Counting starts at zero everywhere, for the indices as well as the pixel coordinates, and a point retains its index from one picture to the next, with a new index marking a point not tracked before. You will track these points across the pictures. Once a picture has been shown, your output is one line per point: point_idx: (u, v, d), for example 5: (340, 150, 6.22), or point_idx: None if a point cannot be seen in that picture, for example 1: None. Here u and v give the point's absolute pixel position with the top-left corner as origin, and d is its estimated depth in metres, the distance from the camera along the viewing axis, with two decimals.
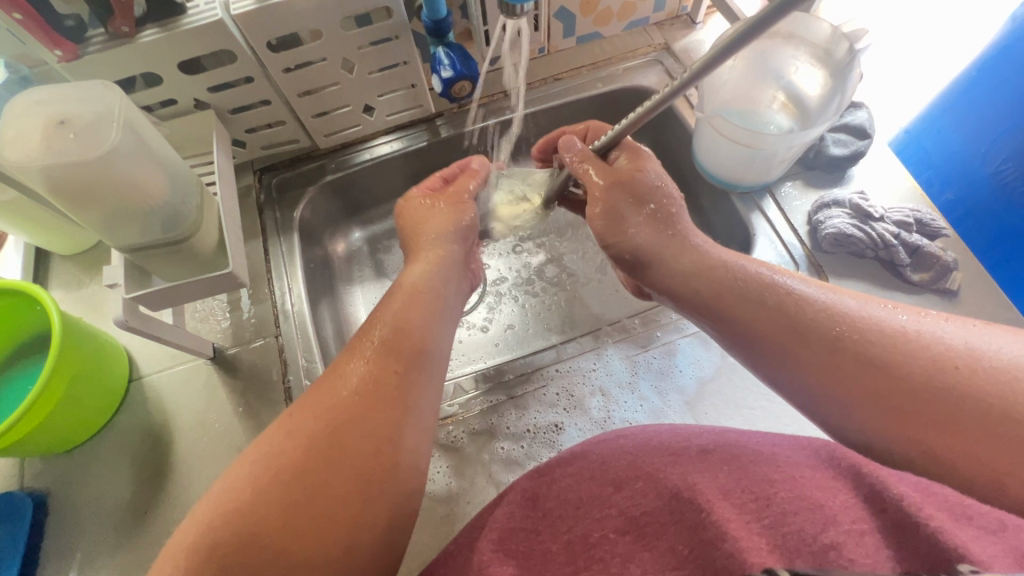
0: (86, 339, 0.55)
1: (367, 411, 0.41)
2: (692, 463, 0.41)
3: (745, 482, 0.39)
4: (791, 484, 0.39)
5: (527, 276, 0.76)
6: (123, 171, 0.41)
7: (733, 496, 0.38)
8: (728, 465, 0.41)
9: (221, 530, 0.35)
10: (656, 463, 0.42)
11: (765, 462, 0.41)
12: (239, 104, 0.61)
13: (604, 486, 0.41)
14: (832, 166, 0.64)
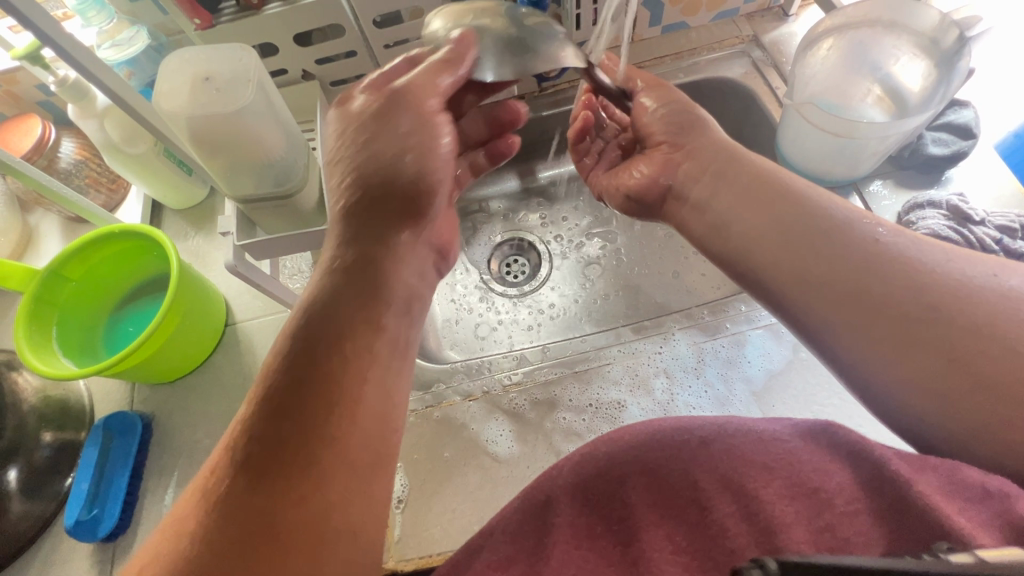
0: (196, 283, 0.62)
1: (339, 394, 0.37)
2: (692, 457, 0.40)
3: (741, 469, 0.39)
4: (789, 471, 0.38)
5: (591, 260, 0.79)
6: (253, 127, 0.45)
7: (732, 483, 0.38)
8: (725, 453, 0.40)
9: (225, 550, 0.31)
10: (659, 458, 0.40)
11: (757, 443, 0.40)
12: (340, 76, 0.65)
13: (636, 466, 0.40)
14: (929, 166, 0.62)
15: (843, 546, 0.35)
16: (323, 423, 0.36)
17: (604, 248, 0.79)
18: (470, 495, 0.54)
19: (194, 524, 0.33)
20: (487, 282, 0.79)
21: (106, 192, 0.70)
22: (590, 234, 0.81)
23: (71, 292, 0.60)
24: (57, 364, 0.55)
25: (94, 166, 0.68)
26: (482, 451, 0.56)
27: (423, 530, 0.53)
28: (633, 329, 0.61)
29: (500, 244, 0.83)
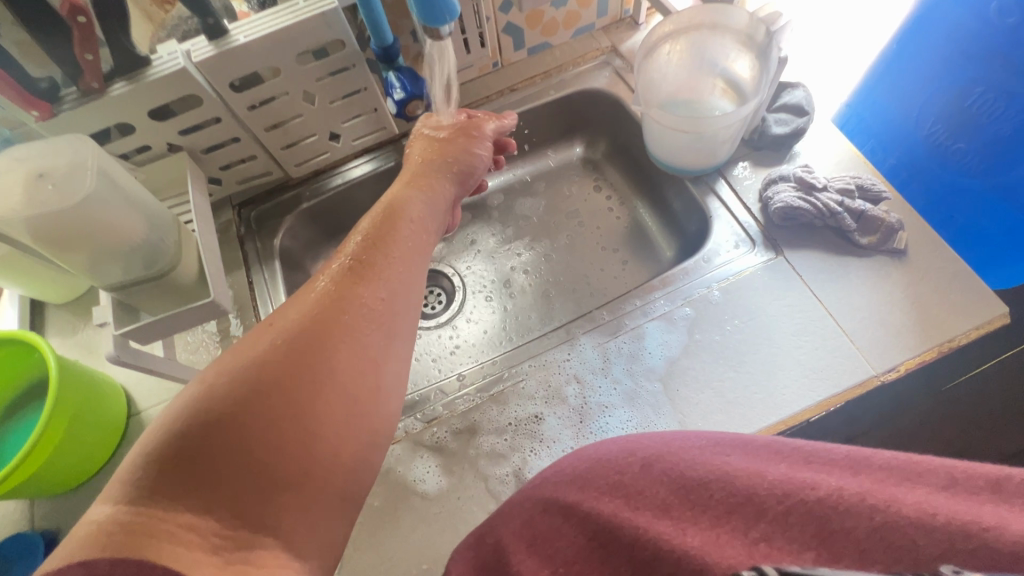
0: (84, 381, 0.58)
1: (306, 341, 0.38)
2: (636, 481, 0.39)
3: (683, 489, 0.38)
4: (723, 480, 0.37)
5: (503, 279, 0.82)
6: (101, 214, 0.44)
7: (671, 509, 0.37)
8: (666, 475, 0.39)
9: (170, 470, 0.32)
10: (600, 487, 0.39)
11: (697, 459, 0.39)
12: (209, 144, 0.64)
13: (584, 489, 0.39)
14: (777, 144, 0.68)
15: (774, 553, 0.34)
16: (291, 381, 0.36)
17: (511, 266, 0.83)
18: (405, 539, 0.54)
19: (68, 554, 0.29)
20: None
21: None
22: (497, 254, 0.84)
23: None
24: None
25: None
26: (412, 492, 0.56)
27: None
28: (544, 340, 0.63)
29: None
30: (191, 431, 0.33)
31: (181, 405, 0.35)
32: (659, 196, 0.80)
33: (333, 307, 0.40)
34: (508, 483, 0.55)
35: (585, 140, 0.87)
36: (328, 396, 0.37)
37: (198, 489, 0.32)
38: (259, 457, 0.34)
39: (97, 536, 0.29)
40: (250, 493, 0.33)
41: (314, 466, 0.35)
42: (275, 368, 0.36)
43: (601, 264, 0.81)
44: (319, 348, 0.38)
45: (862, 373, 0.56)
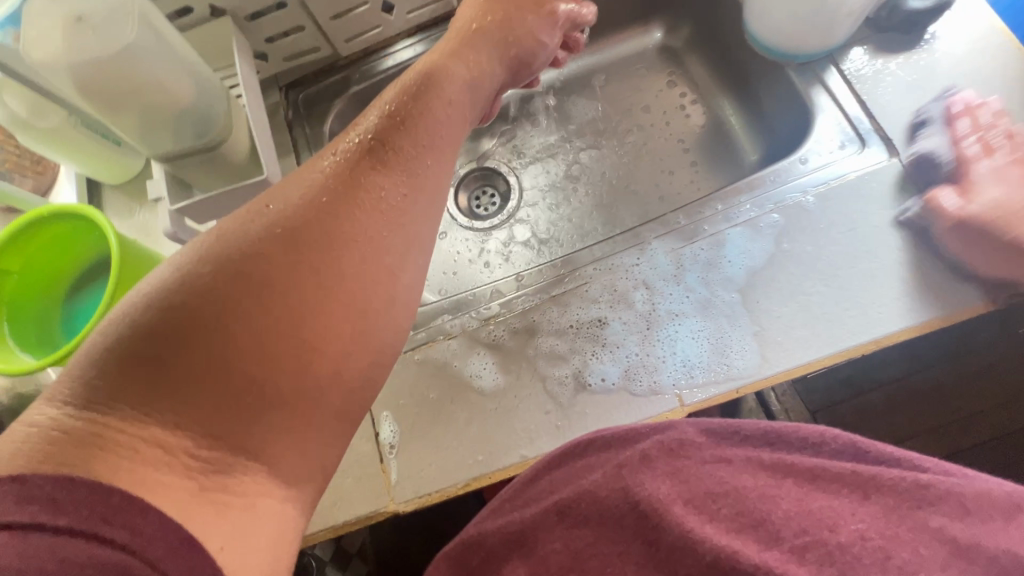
0: (142, 258, 0.57)
1: (303, 235, 0.32)
2: (641, 474, 0.40)
3: (691, 489, 0.39)
4: (733, 498, 0.38)
5: (563, 178, 0.76)
6: (146, 68, 0.41)
7: (671, 510, 0.37)
8: (669, 475, 0.40)
9: (134, 368, 0.28)
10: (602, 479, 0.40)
11: (702, 472, 0.40)
12: (255, 9, 0.59)
13: (595, 489, 0.40)
14: (910, 24, 0.57)
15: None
16: (288, 282, 0.31)
17: (573, 164, 0.76)
18: (461, 431, 0.54)
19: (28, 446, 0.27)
20: (458, 218, 0.76)
21: (34, 176, 0.65)
22: (558, 152, 0.77)
23: (16, 283, 0.57)
24: (15, 360, 0.54)
25: (11, 149, 0.63)
26: (467, 387, 0.55)
27: (418, 471, 0.53)
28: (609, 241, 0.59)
29: (464, 177, 0.78)
30: (158, 329, 0.29)
31: (152, 290, 0.30)
32: (747, 90, 0.70)
33: (345, 197, 0.35)
34: (566, 385, 0.54)
35: (665, 25, 0.76)
36: (328, 309, 0.32)
37: (167, 399, 0.28)
38: (242, 365, 0.29)
39: (54, 445, 0.27)
40: (229, 408, 0.29)
41: (307, 382, 0.31)
42: (267, 263, 0.31)
43: (670, 166, 0.74)
44: (325, 241, 0.33)
45: (974, 298, 0.50)
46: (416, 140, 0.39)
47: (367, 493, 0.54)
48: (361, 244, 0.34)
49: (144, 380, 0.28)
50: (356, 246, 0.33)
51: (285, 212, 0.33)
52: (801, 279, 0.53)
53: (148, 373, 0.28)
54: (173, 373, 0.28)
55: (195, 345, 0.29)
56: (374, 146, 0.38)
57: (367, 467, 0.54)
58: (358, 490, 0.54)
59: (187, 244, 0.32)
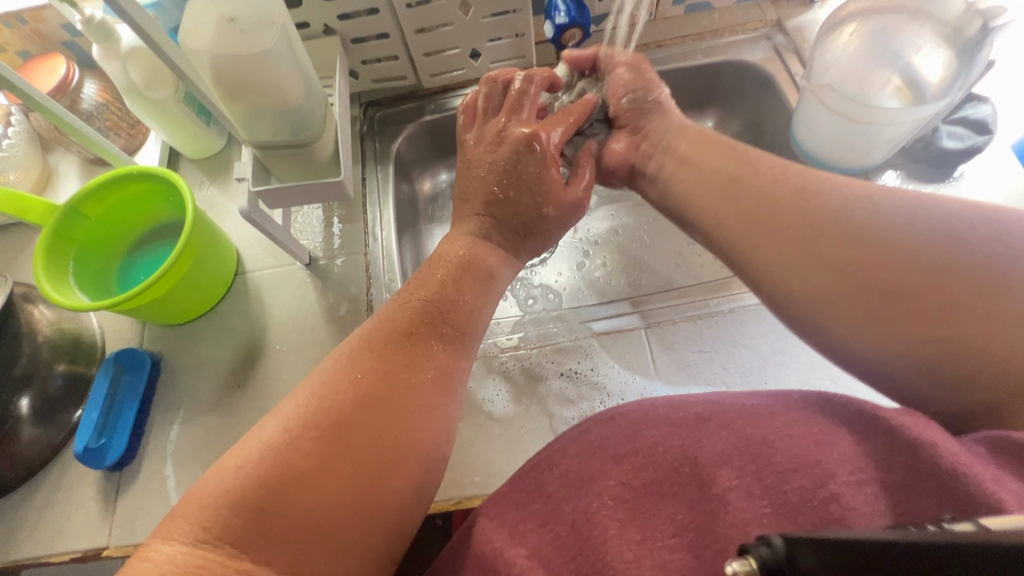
0: (209, 227, 0.63)
1: (384, 402, 0.39)
2: (688, 434, 0.38)
3: (741, 443, 0.37)
4: (789, 443, 0.36)
5: (596, 236, 0.81)
6: (271, 70, 0.47)
7: (732, 459, 0.36)
8: (724, 428, 0.38)
9: (239, 515, 0.33)
10: (653, 437, 0.39)
11: (750, 419, 0.38)
12: (360, 34, 0.66)
13: (640, 473, 0.38)
14: (942, 160, 0.62)
15: (848, 516, 0.32)
16: (372, 438, 0.37)
17: (608, 225, 0.81)
18: (463, 450, 0.56)
19: (158, 563, 0.31)
20: None
21: (126, 137, 0.71)
22: (596, 213, 0.82)
23: (91, 227, 0.62)
24: (73, 296, 0.57)
25: (114, 109, 0.70)
26: (478, 409, 0.58)
27: None
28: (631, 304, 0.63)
29: None
30: (275, 473, 0.34)
31: (255, 450, 0.36)
32: None
33: (410, 371, 0.42)
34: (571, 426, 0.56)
35: (718, 116, 0.82)
36: (400, 465, 0.38)
37: (269, 543, 0.33)
38: (325, 513, 0.34)
39: (164, 574, 0.30)
40: (318, 550, 0.33)
41: (379, 521, 0.36)
42: (353, 429, 0.37)
43: (691, 242, 0.78)
44: (401, 407, 0.39)
45: None
46: (468, 310, 0.48)
47: None
48: (424, 410, 0.41)
49: (246, 520, 0.33)
50: (422, 417, 0.40)
51: (366, 380, 0.40)
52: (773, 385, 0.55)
53: (248, 522, 0.33)
54: (270, 522, 0.33)
55: (294, 498, 0.34)
56: (430, 319, 0.46)
57: None
58: None
59: (285, 407, 0.38)
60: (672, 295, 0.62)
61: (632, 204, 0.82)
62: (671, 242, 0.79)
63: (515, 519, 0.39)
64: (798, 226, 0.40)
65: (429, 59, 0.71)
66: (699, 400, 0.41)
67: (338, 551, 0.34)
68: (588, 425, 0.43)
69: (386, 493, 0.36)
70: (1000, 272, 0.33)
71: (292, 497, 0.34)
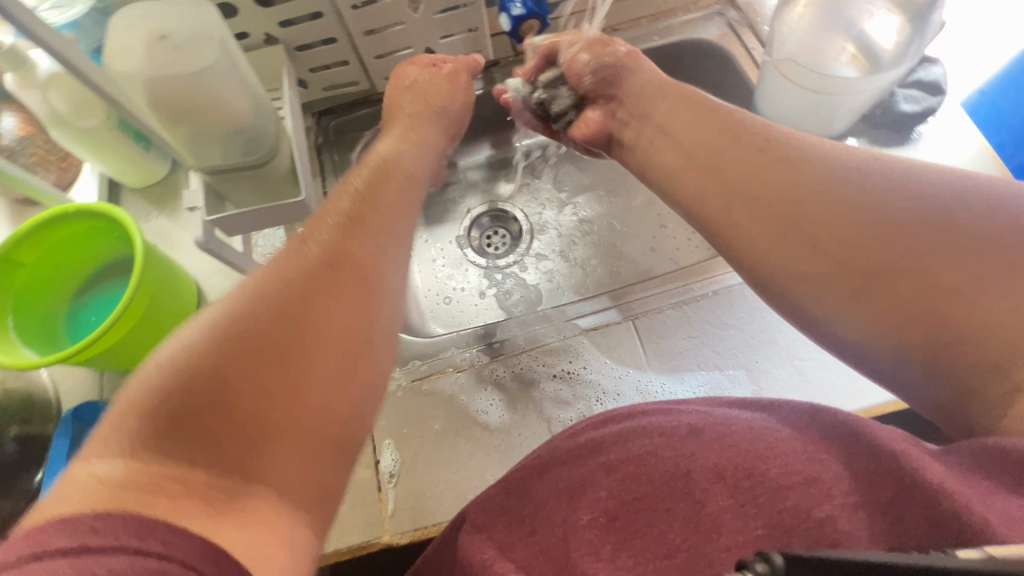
0: (162, 262, 0.58)
1: (328, 275, 0.35)
2: (682, 447, 0.38)
3: (735, 456, 0.36)
4: (783, 460, 0.35)
5: (571, 228, 0.79)
6: (214, 88, 0.43)
7: (727, 475, 0.36)
8: (718, 442, 0.38)
9: (161, 400, 0.29)
10: (646, 449, 0.39)
11: (748, 435, 0.38)
12: (305, 41, 0.62)
13: (637, 485, 0.37)
14: (901, 124, 0.63)
15: (842, 540, 0.31)
16: (305, 323, 0.33)
17: (581, 216, 0.80)
18: (463, 465, 0.55)
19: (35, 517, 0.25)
20: (468, 256, 0.80)
21: (57, 171, 0.66)
22: (568, 205, 0.81)
23: (29, 276, 0.56)
24: (17, 354, 0.52)
25: (40, 143, 0.64)
26: (472, 422, 0.56)
27: (418, 502, 0.53)
28: (613, 297, 0.62)
29: (477, 217, 0.82)
30: (163, 420, 0.28)
31: (140, 393, 0.29)
32: None
33: (336, 267, 0.36)
34: None
35: None
36: (333, 324, 0.34)
37: (192, 439, 0.28)
38: (262, 413, 0.30)
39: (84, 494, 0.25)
40: (254, 428, 0.29)
41: (331, 416, 0.32)
42: (276, 306, 0.33)
43: (665, 223, 0.78)
44: (338, 283, 0.36)
45: None
46: (377, 209, 0.43)
47: (362, 522, 0.53)
48: (355, 306, 0.35)
49: (170, 402, 0.29)
50: (350, 301, 0.35)
51: (271, 298, 0.33)
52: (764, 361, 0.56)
53: (170, 424, 0.28)
54: (197, 413, 0.29)
55: (216, 364, 0.30)
56: (331, 241, 0.38)
57: (366, 494, 0.54)
58: (353, 518, 0.53)
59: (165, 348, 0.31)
60: (655, 282, 0.62)
61: (604, 193, 0.81)
62: (648, 229, 0.78)
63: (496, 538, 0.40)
64: (786, 187, 0.38)
65: (381, 61, 0.67)
66: (699, 416, 0.41)
67: (281, 452, 0.30)
68: (585, 438, 0.43)
69: (351, 363, 0.34)
70: (991, 226, 0.32)
71: (225, 351, 0.30)
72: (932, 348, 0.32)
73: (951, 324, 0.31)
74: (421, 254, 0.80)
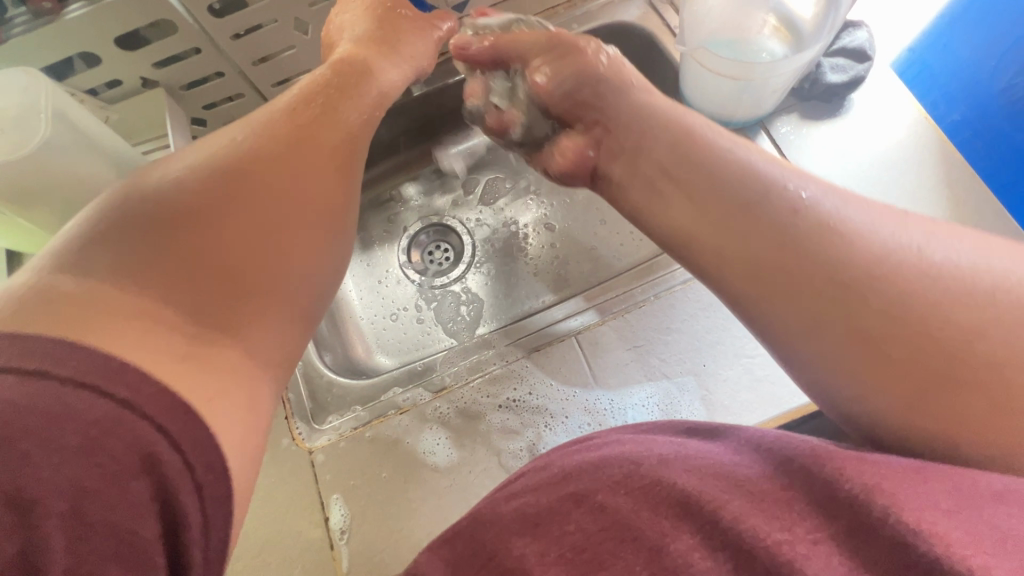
0: None
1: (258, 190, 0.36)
2: (659, 474, 0.29)
3: (706, 485, 0.28)
4: (751, 488, 0.28)
5: (513, 235, 0.76)
6: (63, 164, 0.46)
7: (692, 503, 0.28)
8: (691, 468, 0.30)
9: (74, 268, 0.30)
10: (615, 474, 0.30)
11: (712, 464, 0.30)
12: (190, 79, 0.57)
13: (603, 512, 0.28)
14: (830, 94, 0.61)
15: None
16: (239, 209, 0.35)
17: (522, 221, 0.77)
18: (415, 511, 0.52)
19: None
20: (411, 277, 0.76)
21: None
22: (508, 210, 0.78)
23: None
24: None
25: None
26: (420, 465, 0.54)
27: (371, 556, 0.51)
28: (584, 297, 0.59)
29: (416, 235, 0.79)
30: (113, 232, 0.32)
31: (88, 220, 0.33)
32: None
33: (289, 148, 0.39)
34: (520, 459, 0.53)
35: None
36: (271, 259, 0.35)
37: (128, 272, 0.31)
38: (187, 262, 0.32)
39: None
40: (184, 293, 0.32)
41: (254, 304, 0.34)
42: (216, 194, 0.35)
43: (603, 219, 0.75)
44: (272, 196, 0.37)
45: None
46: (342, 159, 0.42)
47: None
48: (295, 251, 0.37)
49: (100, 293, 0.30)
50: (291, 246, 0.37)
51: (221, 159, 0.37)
52: (711, 362, 0.54)
53: (75, 302, 0.29)
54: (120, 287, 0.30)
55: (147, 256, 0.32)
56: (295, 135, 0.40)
57: (317, 552, 0.52)
58: None
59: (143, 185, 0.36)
60: (618, 280, 0.59)
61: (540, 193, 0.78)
62: (592, 228, 0.75)
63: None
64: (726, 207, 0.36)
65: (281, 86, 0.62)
66: (662, 444, 0.34)
67: (213, 361, 0.31)
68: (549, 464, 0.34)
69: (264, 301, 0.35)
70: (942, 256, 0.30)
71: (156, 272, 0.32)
72: (914, 383, 0.28)
73: (941, 356, 0.28)
74: (362, 279, 0.76)
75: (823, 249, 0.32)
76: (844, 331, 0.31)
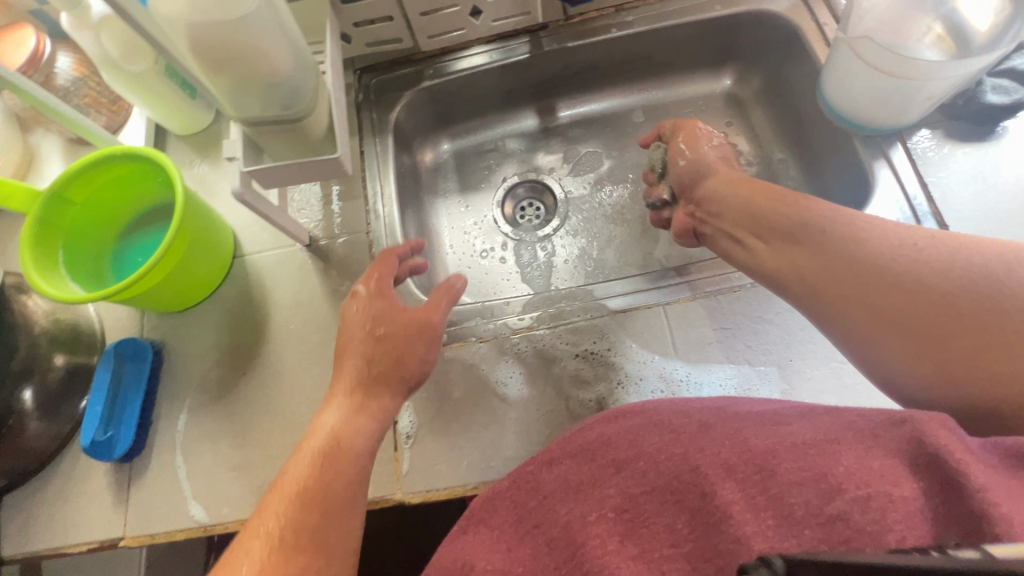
0: (201, 210, 0.59)
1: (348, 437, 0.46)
2: (693, 442, 0.42)
3: (746, 454, 0.39)
4: (791, 455, 0.38)
5: (608, 204, 0.77)
6: (255, 37, 0.43)
7: (736, 470, 0.39)
8: (728, 439, 0.41)
9: None
10: (655, 444, 0.42)
11: (760, 431, 0.41)
12: None
13: (651, 456, 0.42)
14: (984, 117, 0.57)
15: (858, 537, 0.34)
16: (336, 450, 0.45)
17: (620, 192, 0.77)
18: (479, 434, 0.55)
19: None
20: (500, 226, 0.78)
21: (107, 113, 0.67)
22: (607, 180, 0.78)
23: (77, 215, 0.58)
24: (65, 288, 0.55)
25: (93, 84, 0.65)
26: (491, 393, 0.56)
27: (431, 466, 0.54)
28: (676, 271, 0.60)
29: (513, 187, 0.81)
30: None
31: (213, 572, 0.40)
32: (808, 151, 0.71)
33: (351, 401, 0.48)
34: (588, 408, 0.54)
35: (736, 73, 0.78)
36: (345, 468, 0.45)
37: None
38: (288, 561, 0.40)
39: None
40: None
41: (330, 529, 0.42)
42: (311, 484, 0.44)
43: None
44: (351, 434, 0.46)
45: None
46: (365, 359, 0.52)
47: (377, 478, 0.54)
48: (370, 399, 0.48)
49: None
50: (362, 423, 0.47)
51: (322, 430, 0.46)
52: (799, 359, 0.54)
53: None
54: None
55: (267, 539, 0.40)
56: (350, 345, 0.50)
57: (382, 451, 0.55)
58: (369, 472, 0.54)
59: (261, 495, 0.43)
60: (708, 263, 0.60)
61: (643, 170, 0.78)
62: None
63: (508, 528, 0.42)
64: (868, 287, 0.45)
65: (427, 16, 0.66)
66: (701, 421, 0.43)
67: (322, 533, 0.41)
68: (598, 428, 0.46)
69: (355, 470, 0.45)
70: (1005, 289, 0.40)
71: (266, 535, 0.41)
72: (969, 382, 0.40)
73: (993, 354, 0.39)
74: (455, 219, 0.79)
75: (917, 295, 0.43)
76: (941, 346, 0.41)
